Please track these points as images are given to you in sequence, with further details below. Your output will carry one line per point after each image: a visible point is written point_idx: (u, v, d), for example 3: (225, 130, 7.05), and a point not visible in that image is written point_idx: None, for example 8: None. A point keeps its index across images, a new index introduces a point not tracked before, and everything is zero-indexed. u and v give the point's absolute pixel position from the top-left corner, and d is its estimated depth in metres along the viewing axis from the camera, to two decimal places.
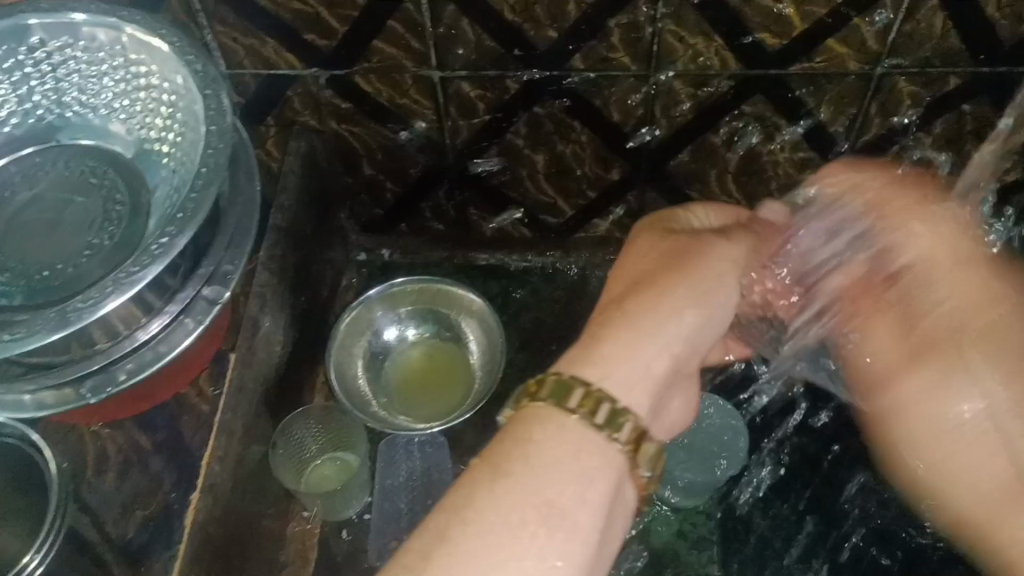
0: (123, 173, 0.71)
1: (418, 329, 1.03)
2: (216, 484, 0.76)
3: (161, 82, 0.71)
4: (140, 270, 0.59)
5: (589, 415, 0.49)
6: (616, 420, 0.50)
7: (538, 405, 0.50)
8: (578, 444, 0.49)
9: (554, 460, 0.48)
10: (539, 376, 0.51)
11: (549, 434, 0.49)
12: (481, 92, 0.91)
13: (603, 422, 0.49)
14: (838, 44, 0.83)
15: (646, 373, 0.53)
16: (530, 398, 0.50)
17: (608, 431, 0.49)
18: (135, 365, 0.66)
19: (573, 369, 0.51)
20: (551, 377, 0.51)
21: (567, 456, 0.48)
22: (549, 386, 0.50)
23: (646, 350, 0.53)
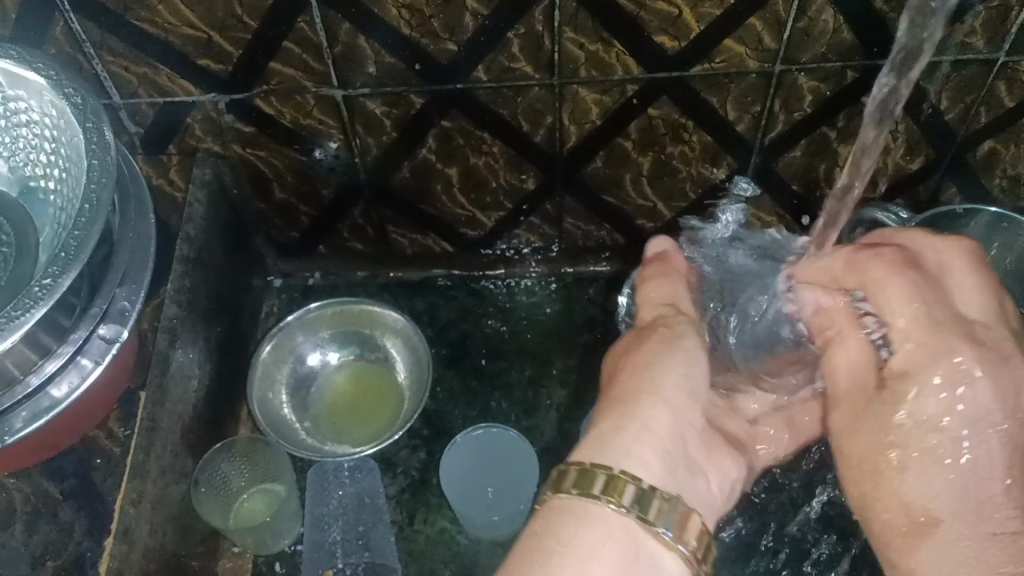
0: (5, 214, 0.69)
1: (341, 352, 1.01)
2: (131, 528, 0.73)
3: (41, 118, 0.68)
4: (23, 315, 0.57)
5: (618, 501, 0.50)
6: (643, 501, 0.51)
7: (563, 496, 0.51)
8: (617, 529, 0.50)
9: (596, 549, 0.49)
10: (561, 468, 0.53)
11: (592, 523, 0.50)
12: (387, 109, 0.90)
13: (632, 504, 0.50)
14: (735, 44, 0.84)
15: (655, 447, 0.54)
16: (554, 490, 0.51)
17: (638, 512, 0.50)
18: (30, 413, 0.64)
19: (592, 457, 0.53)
20: (573, 468, 0.52)
21: (602, 536, 0.49)
22: (572, 476, 0.52)
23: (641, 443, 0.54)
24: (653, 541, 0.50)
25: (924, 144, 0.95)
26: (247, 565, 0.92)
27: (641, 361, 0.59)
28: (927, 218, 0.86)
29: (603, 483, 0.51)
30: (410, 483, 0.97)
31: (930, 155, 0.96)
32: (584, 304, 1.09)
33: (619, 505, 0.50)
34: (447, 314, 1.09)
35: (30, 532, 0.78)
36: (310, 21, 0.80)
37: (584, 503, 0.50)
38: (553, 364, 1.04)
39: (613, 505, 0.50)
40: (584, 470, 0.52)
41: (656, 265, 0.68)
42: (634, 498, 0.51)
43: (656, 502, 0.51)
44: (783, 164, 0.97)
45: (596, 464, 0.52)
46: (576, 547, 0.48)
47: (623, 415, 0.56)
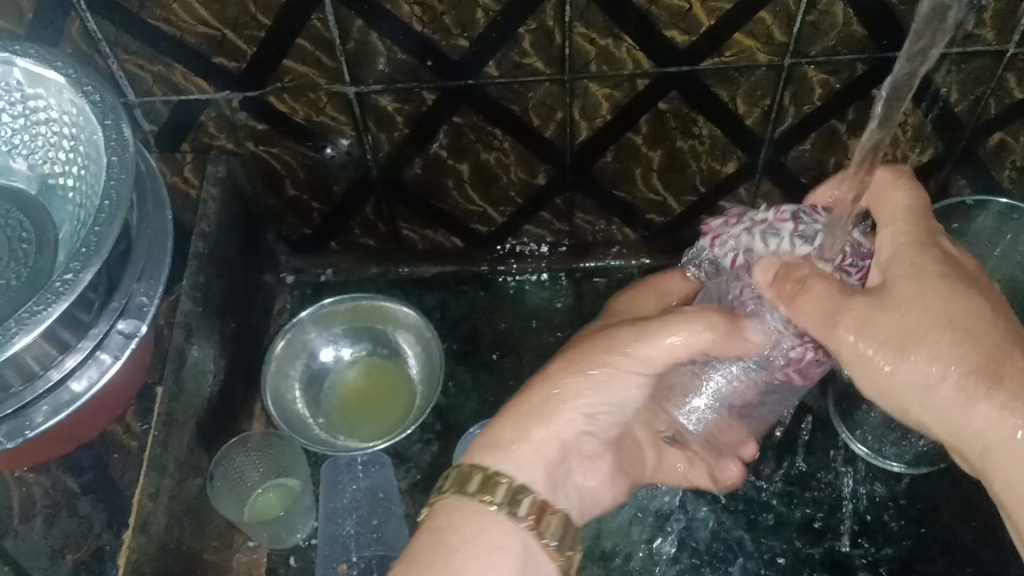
0: (26, 213, 0.70)
1: (353, 348, 1.02)
2: (149, 522, 0.74)
3: (60, 116, 0.68)
4: (45, 310, 0.58)
5: (504, 505, 0.57)
6: (517, 501, 0.58)
7: (450, 496, 0.58)
8: (494, 524, 0.57)
9: (479, 546, 0.55)
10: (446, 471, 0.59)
11: (474, 520, 0.56)
12: (399, 105, 0.90)
13: (517, 508, 0.57)
14: (745, 38, 0.84)
15: (546, 451, 0.60)
16: (441, 491, 0.58)
17: (514, 512, 0.57)
18: (50, 408, 0.65)
19: (476, 458, 0.60)
20: (456, 470, 0.59)
21: (479, 531, 0.56)
22: (454, 478, 0.59)
23: (533, 452, 0.60)
24: (529, 532, 0.57)
25: (934, 137, 0.95)
26: (262, 560, 0.92)
27: (585, 358, 0.62)
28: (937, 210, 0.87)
29: (480, 483, 0.58)
30: (422, 478, 0.98)
31: (940, 148, 0.96)
32: (595, 298, 1.10)
33: (495, 504, 0.57)
34: (459, 309, 1.09)
35: (50, 525, 0.78)
36: (323, 19, 0.81)
37: (477, 505, 0.57)
38: None
39: (492, 505, 0.57)
40: (480, 473, 0.58)
41: (716, 313, 0.62)
42: (505, 494, 0.57)
43: (526, 499, 0.58)
44: (793, 158, 0.97)
45: (497, 473, 0.58)
46: (470, 545, 0.55)
47: (541, 405, 0.62)
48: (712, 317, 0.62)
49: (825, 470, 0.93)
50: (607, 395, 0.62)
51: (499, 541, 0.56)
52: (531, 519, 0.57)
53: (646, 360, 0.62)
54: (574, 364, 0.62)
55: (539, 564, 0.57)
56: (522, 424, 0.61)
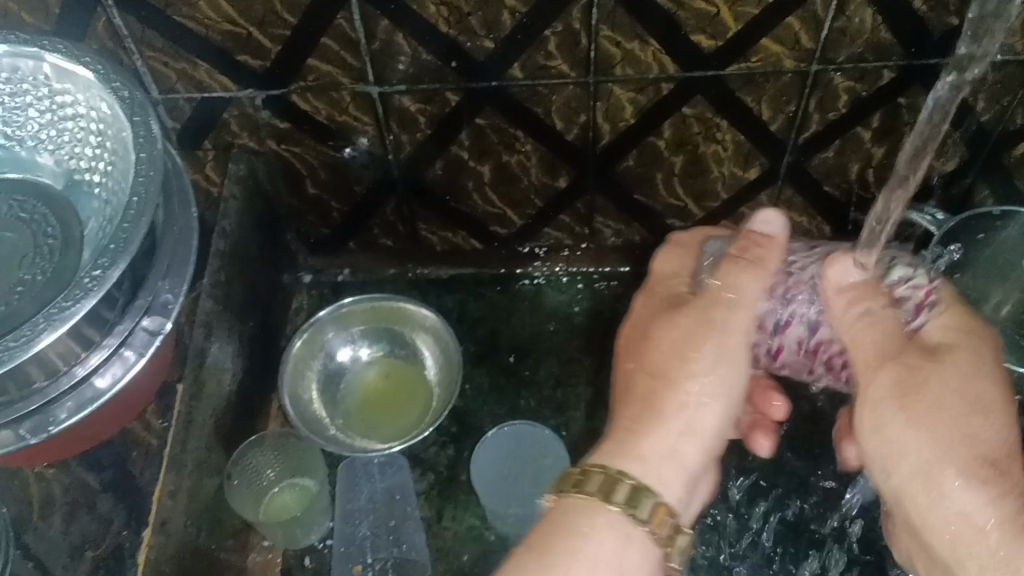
0: (51, 208, 0.70)
1: (371, 348, 1.01)
2: (169, 519, 0.73)
3: (88, 111, 0.68)
4: (73, 306, 0.58)
5: (634, 510, 0.57)
6: (638, 501, 0.57)
7: (582, 494, 0.57)
8: (612, 530, 0.56)
9: (600, 549, 0.56)
10: (584, 468, 0.59)
11: (593, 521, 0.57)
12: (422, 106, 0.90)
13: (645, 515, 0.57)
14: (772, 43, 0.84)
15: (669, 455, 0.61)
16: (576, 487, 0.58)
17: (636, 514, 0.57)
18: (74, 404, 0.64)
19: (606, 461, 0.60)
20: (598, 471, 0.58)
21: (598, 540, 0.56)
22: (596, 478, 0.58)
23: (659, 445, 0.61)
24: (648, 536, 0.57)
25: (959, 145, 0.94)
26: (276, 560, 0.92)
27: (682, 351, 0.62)
28: (962, 220, 0.86)
29: (597, 482, 0.58)
30: (438, 479, 0.97)
31: (965, 156, 0.95)
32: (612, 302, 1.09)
33: (616, 505, 0.57)
34: (476, 311, 1.09)
35: (69, 522, 0.78)
36: (348, 18, 0.81)
37: (605, 508, 0.57)
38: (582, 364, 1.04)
39: (613, 506, 0.57)
40: (608, 475, 0.58)
41: (755, 245, 0.64)
42: (625, 494, 0.57)
43: (649, 502, 0.58)
44: (816, 164, 0.97)
45: (621, 473, 0.58)
46: (591, 545, 0.56)
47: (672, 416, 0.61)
48: (751, 246, 0.64)
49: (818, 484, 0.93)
50: (726, 411, 0.63)
51: (616, 546, 0.56)
52: (650, 521, 0.57)
53: (744, 324, 0.63)
54: (681, 359, 0.62)
55: (634, 551, 0.57)
56: (641, 425, 0.61)
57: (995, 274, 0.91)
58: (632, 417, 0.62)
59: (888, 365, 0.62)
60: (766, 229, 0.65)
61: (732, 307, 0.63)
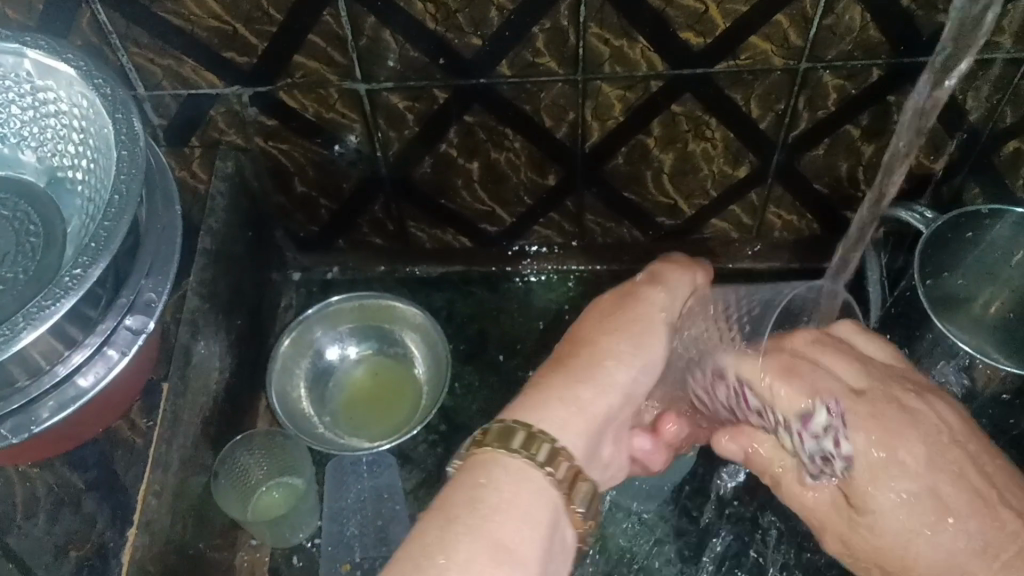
0: (34, 206, 0.69)
1: (360, 347, 1.01)
2: (153, 519, 0.73)
3: (70, 108, 0.68)
4: (53, 305, 0.57)
5: (532, 455, 0.50)
6: (554, 456, 0.51)
7: (485, 446, 0.51)
8: (524, 481, 0.50)
9: (511, 497, 0.49)
10: (485, 422, 0.52)
11: (496, 470, 0.50)
12: (409, 103, 0.90)
13: (542, 457, 0.50)
14: (761, 41, 0.83)
15: (577, 403, 0.54)
16: (478, 441, 0.51)
17: (544, 464, 0.50)
18: (56, 404, 0.64)
19: (516, 413, 0.53)
20: (496, 422, 0.52)
21: (514, 487, 0.49)
22: (494, 429, 0.52)
23: (575, 393, 0.54)
24: (551, 481, 0.50)
25: (948, 144, 0.94)
26: (263, 559, 0.92)
27: (605, 330, 0.57)
28: (951, 218, 0.86)
29: (500, 432, 0.51)
30: (427, 478, 0.97)
31: (954, 155, 0.95)
32: None
33: (518, 451, 0.50)
34: (466, 310, 1.09)
35: (53, 521, 0.78)
36: (335, 15, 0.80)
37: (503, 454, 0.50)
38: None
39: (515, 450, 0.50)
40: (529, 431, 0.51)
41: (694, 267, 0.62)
42: (528, 441, 0.51)
43: (545, 442, 0.51)
44: (805, 163, 0.97)
45: (539, 431, 0.51)
46: (511, 503, 0.49)
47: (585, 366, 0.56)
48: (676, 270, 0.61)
49: None
50: (638, 378, 0.56)
51: (524, 493, 0.49)
52: (550, 463, 0.51)
53: (665, 305, 0.59)
54: (599, 333, 0.57)
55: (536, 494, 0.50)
56: (544, 376, 0.55)
57: (985, 274, 0.91)
58: (541, 379, 0.55)
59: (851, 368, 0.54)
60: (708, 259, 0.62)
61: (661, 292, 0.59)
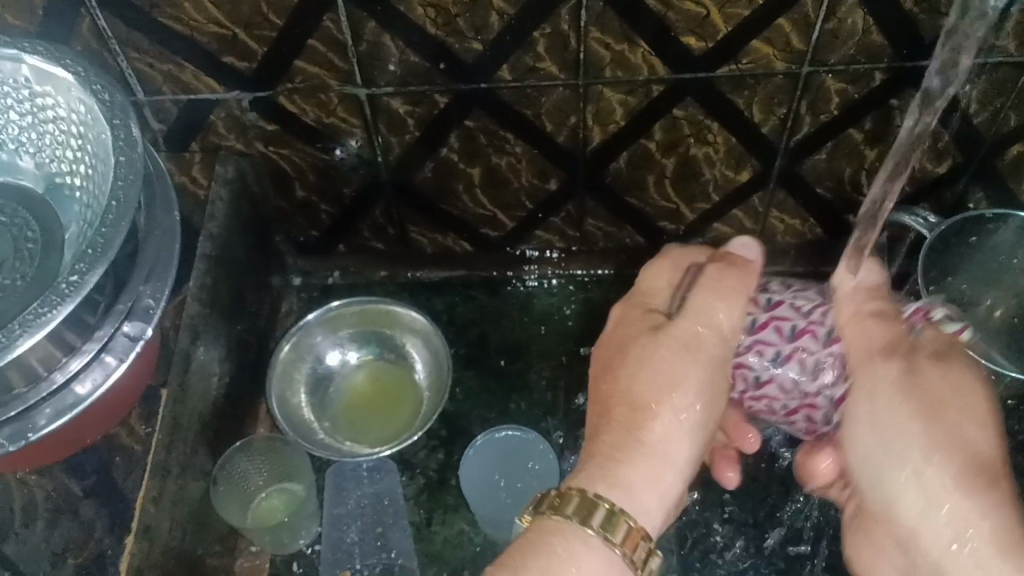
0: (31, 211, 0.69)
1: (360, 351, 1.01)
2: (152, 526, 0.73)
3: (67, 114, 0.67)
4: (50, 312, 0.56)
5: (606, 532, 0.57)
6: (620, 528, 0.57)
7: (562, 518, 0.57)
8: (594, 550, 0.57)
9: (577, 567, 0.56)
10: (562, 491, 0.59)
11: (565, 547, 0.56)
12: (410, 108, 0.89)
13: (618, 537, 0.57)
14: (763, 45, 0.83)
15: (648, 492, 0.61)
16: (553, 510, 0.58)
17: (617, 542, 0.57)
18: (54, 411, 0.63)
19: (590, 488, 0.60)
20: (575, 493, 0.58)
21: (575, 553, 0.56)
22: (573, 502, 0.58)
23: (645, 471, 0.61)
24: (622, 559, 0.57)
25: (951, 149, 0.94)
26: (264, 565, 0.91)
27: (651, 375, 0.63)
28: (955, 223, 0.86)
29: (575, 504, 0.58)
30: (427, 483, 0.97)
31: (957, 160, 0.95)
32: (603, 306, 1.08)
33: (594, 529, 0.57)
34: (467, 314, 1.08)
35: (52, 528, 0.77)
36: (335, 20, 0.80)
37: (576, 526, 0.57)
38: (573, 368, 1.04)
39: (587, 528, 0.57)
40: (584, 497, 0.58)
41: (730, 259, 0.66)
42: (606, 519, 0.57)
43: (624, 525, 0.58)
44: (808, 167, 0.96)
45: (596, 496, 0.58)
46: (570, 559, 0.56)
47: (648, 437, 0.62)
48: (711, 277, 0.65)
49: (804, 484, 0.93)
50: (694, 416, 0.62)
51: (590, 560, 0.56)
52: (624, 544, 0.57)
53: (717, 334, 0.63)
54: (661, 379, 0.63)
55: (610, 573, 0.57)
56: (621, 450, 0.61)
57: (989, 279, 0.91)
58: (615, 443, 0.62)
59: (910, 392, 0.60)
60: (744, 252, 0.67)
61: (709, 314, 0.64)
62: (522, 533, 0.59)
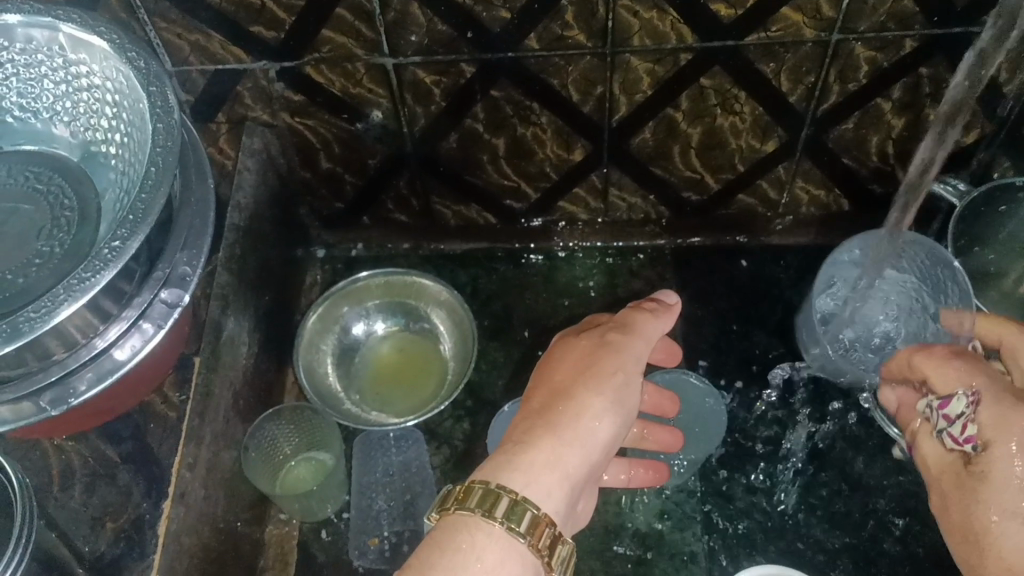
0: (67, 180, 0.69)
1: (386, 323, 1.01)
2: (186, 492, 0.73)
3: (103, 82, 0.67)
4: (93, 277, 0.56)
5: (512, 524, 0.54)
6: (518, 516, 0.54)
7: (464, 512, 0.54)
8: (501, 544, 0.53)
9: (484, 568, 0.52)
10: (466, 485, 0.56)
11: (475, 537, 0.53)
12: (436, 78, 0.89)
13: (524, 530, 0.54)
14: (792, 12, 0.82)
15: (553, 473, 0.58)
16: (457, 505, 0.54)
17: (519, 529, 0.54)
18: (94, 376, 0.64)
19: (495, 479, 0.57)
20: (478, 487, 0.55)
21: (487, 548, 0.53)
22: (476, 495, 0.55)
23: (546, 456, 0.59)
24: (530, 551, 0.54)
25: (980, 118, 0.93)
26: (293, 533, 0.92)
27: (579, 377, 0.63)
28: (985, 191, 0.85)
29: (480, 498, 0.55)
30: (453, 453, 0.97)
31: (985, 129, 0.94)
32: (625, 278, 1.08)
33: (498, 521, 0.54)
34: (490, 287, 1.09)
35: (89, 493, 0.78)
36: None
37: (483, 519, 0.54)
38: None
39: (495, 520, 0.54)
40: (490, 491, 0.55)
41: (651, 302, 0.70)
42: (508, 510, 0.54)
43: (529, 514, 0.55)
44: (835, 137, 0.96)
45: (501, 487, 0.55)
46: (481, 557, 0.52)
47: (566, 425, 0.60)
48: (646, 307, 0.69)
49: (828, 454, 0.94)
50: (615, 424, 0.63)
51: (497, 557, 0.53)
52: (529, 534, 0.54)
53: (637, 359, 0.66)
54: (583, 386, 0.63)
55: (515, 567, 0.53)
56: (531, 436, 0.60)
57: (1017, 249, 0.90)
58: (525, 432, 0.60)
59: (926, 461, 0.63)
60: (665, 298, 0.72)
61: (634, 339, 0.66)
62: (430, 532, 0.55)
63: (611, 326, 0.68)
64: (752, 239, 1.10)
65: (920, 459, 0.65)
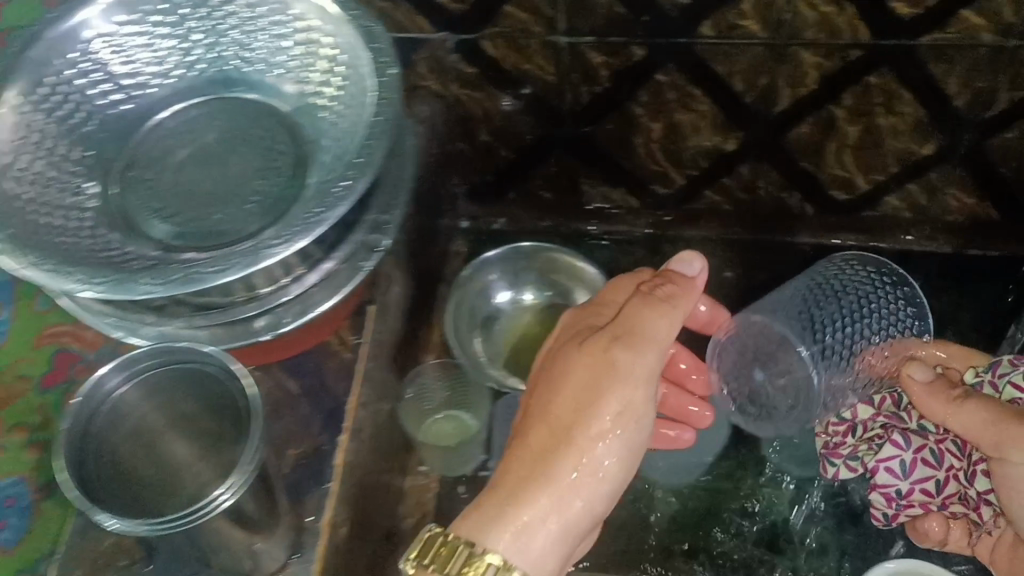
0: (281, 126, 0.73)
1: (533, 294, 1.05)
2: (358, 428, 0.77)
3: (321, 37, 0.73)
4: (327, 211, 0.61)
5: None
6: None
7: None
8: None
9: None
10: (448, 540, 0.58)
11: None
12: (606, 59, 0.92)
13: None
14: (973, 15, 0.83)
15: (555, 513, 0.61)
16: (432, 567, 0.57)
17: None
18: (299, 310, 0.68)
19: (479, 537, 0.58)
20: (459, 547, 0.57)
21: None
22: (453, 558, 0.57)
23: (542, 505, 0.60)
24: None
25: None
26: (431, 486, 0.97)
27: (574, 408, 0.62)
28: None
29: (459, 563, 0.57)
30: None
31: None
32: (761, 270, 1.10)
33: None
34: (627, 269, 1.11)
35: (271, 420, 0.77)
36: None
37: None
38: None
39: None
40: (466, 554, 0.57)
41: (668, 288, 0.66)
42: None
43: None
44: (995, 144, 0.96)
45: (476, 554, 0.57)
46: None
47: (564, 470, 0.61)
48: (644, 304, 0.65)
49: None
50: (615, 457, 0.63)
51: None
52: None
53: (646, 373, 0.64)
54: (592, 418, 0.62)
55: None
56: (525, 489, 0.60)
57: None
58: (525, 473, 0.61)
59: (927, 403, 0.73)
60: (685, 271, 0.69)
61: (640, 353, 0.63)
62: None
63: (609, 329, 0.64)
64: (883, 245, 1.09)
65: (960, 424, 0.71)
